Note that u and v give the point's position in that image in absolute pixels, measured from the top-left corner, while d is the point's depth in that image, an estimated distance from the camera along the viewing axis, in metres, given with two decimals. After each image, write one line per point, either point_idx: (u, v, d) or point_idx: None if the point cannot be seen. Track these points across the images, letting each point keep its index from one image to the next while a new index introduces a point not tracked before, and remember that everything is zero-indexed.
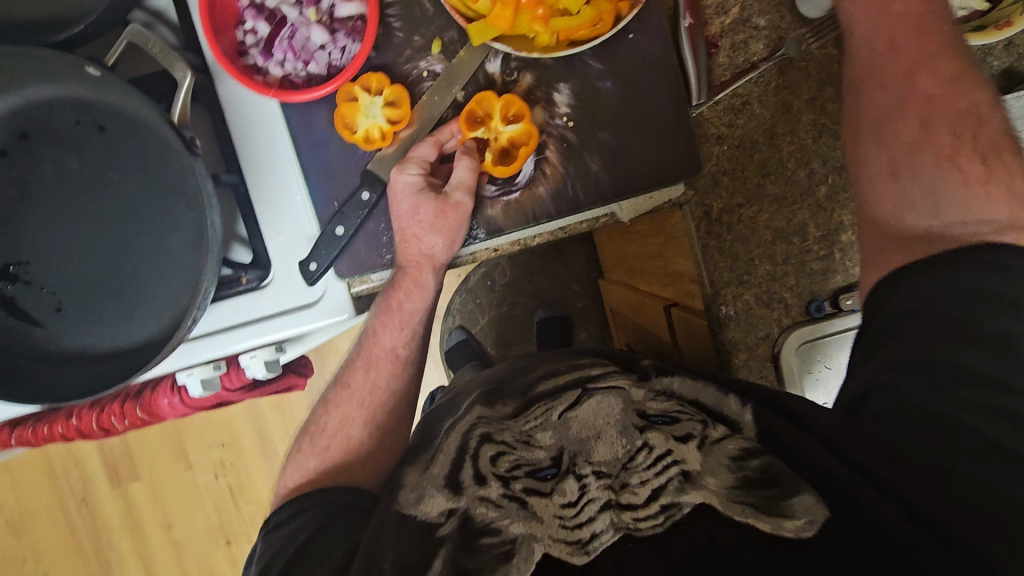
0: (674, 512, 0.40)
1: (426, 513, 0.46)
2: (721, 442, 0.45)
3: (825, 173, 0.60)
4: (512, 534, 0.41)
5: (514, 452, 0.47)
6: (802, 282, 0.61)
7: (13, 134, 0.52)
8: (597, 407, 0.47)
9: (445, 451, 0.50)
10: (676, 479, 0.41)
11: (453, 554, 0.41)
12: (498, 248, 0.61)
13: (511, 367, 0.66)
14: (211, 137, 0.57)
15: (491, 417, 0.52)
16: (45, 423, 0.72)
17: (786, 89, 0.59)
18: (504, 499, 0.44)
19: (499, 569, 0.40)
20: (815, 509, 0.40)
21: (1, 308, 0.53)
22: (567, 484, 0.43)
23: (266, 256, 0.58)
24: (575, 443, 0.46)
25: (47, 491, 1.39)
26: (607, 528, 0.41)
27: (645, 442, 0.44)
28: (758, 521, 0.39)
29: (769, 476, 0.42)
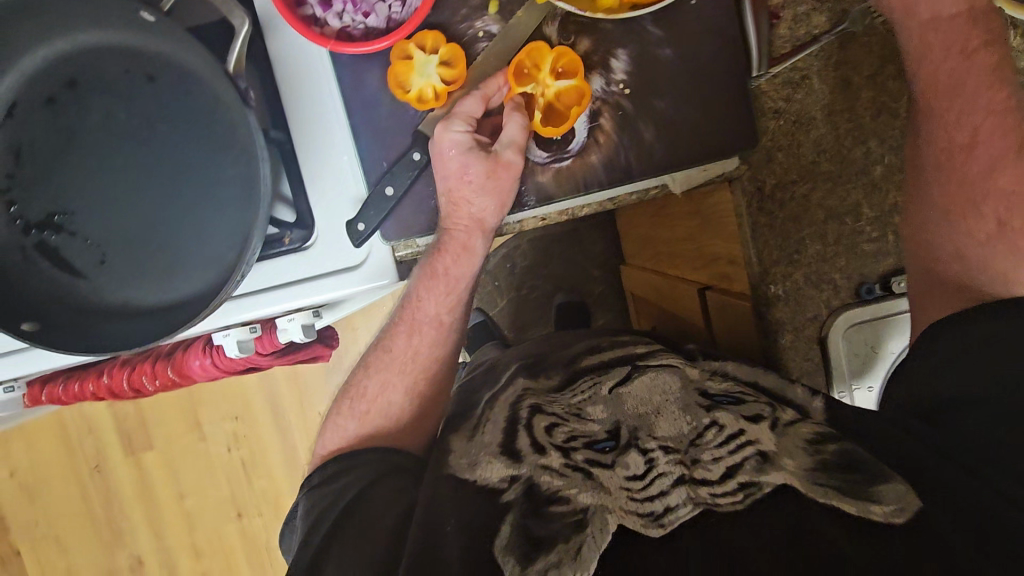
0: (754, 490, 0.46)
1: (487, 479, 0.51)
2: (796, 425, 0.52)
3: (882, 154, 0.63)
4: (583, 504, 0.46)
5: (567, 425, 0.54)
6: (852, 264, 0.64)
7: (61, 81, 0.51)
8: (654, 386, 0.56)
9: (495, 416, 0.57)
10: (754, 459, 0.47)
11: (523, 520, 0.47)
12: (546, 217, 0.65)
13: (538, 347, 0.74)
14: (260, 89, 0.55)
15: (538, 390, 0.60)
16: (76, 381, 0.72)
17: (847, 64, 0.61)
18: (566, 469, 0.49)
19: (572, 537, 0.45)
20: (908, 499, 0.45)
21: (44, 258, 0.52)
22: (631, 457, 0.49)
23: (311, 215, 0.57)
24: (632, 418, 0.53)
25: (59, 458, 1.38)
26: (684, 503, 0.45)
27: (712, 422, 0.51)
28: (840, 503, 0.45)
29: (851, 461, 0.48)
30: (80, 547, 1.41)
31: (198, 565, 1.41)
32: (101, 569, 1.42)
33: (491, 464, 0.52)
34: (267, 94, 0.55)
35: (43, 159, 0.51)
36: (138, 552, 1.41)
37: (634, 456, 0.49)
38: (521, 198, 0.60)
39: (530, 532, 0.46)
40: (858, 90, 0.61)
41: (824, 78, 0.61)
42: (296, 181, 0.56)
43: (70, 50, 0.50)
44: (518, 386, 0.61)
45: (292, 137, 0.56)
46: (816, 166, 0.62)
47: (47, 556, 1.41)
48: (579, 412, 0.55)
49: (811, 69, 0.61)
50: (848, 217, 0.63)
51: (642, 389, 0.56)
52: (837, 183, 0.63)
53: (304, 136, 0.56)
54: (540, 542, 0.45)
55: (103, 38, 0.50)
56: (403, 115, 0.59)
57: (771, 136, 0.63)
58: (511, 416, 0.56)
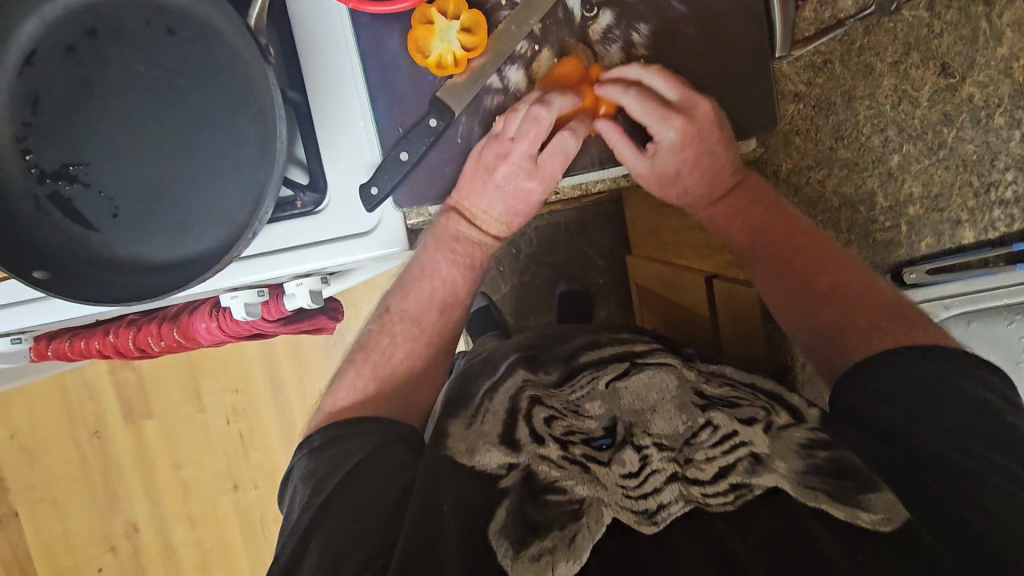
0: (746, 492, 0.45)
1: (486, 465, 0.51)
2: (788, 430, 0.50)
3: (900, 143, 0.70)
4: (579, 495, 0.46)
5: (565, 419, 0.55)
6: (866, 251, 0.75)
7: (81, 31, 0.51)
8: (651, 384, 0.57)
9: (495, 406, 0.58)
10: (747, 460, 0.47)
11: (519, 505, 0.46)
12: (560, 190, 0.68)
13: (535, 338, 0.76)
14: (279, 48, 0.55)
15: (537, 383, 0.61)
16: (82, 338, 0.74)
17: (873, 50, 0.66)
18: (564, 460, 0.49)
19: (568, 525, 0.44)
20: (896, 509, 0.43)
21: (57, 209, 0.52)
22: (626, 456, 0.49)
23: (323, 179, 0.57)
24: (629, 415, 0.54)
25: (60, 422, 1.39)
26: (676, 500, 0.45)
27: (707, 422, 0.51)
28: (834, 510, 0.43)
29: (841, 467, 0.45)
30: (76, 511, 1.41)
31: (192, 535, 1.41)
32: (95, 534, 1.42)
33: (489, 452, 0.52)
34: (285, 54, 0.55)
35: (60, 108, 0.51)
36: (134, 519, 1.41)
37: (629, 453, 0.49)
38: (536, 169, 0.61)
39: (526, 517, 0.45)
40: (881, 77, 0.68)
41: (846, 63, 0.67)
42: (310, 143, 0.56)
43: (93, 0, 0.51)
44: (518, 377, 0.62)
45: (308, 99, 0.56)
46: (833, 153, 0.71)
47: (42, 519, 1.41)
48: (577, 409, 0.57)
49: (835, 54, 0.66)
50: (863, 207, 0.74)
51: (639, 386, 0.57)
52: (855, 171, 0.72)
53: (320, 97, 0.56)
54: (534, 528, 0.44)
55: None
56: (422, 78, 0.60)
57: (790, 121, 0.69)
58: (512, 407, 0.57)
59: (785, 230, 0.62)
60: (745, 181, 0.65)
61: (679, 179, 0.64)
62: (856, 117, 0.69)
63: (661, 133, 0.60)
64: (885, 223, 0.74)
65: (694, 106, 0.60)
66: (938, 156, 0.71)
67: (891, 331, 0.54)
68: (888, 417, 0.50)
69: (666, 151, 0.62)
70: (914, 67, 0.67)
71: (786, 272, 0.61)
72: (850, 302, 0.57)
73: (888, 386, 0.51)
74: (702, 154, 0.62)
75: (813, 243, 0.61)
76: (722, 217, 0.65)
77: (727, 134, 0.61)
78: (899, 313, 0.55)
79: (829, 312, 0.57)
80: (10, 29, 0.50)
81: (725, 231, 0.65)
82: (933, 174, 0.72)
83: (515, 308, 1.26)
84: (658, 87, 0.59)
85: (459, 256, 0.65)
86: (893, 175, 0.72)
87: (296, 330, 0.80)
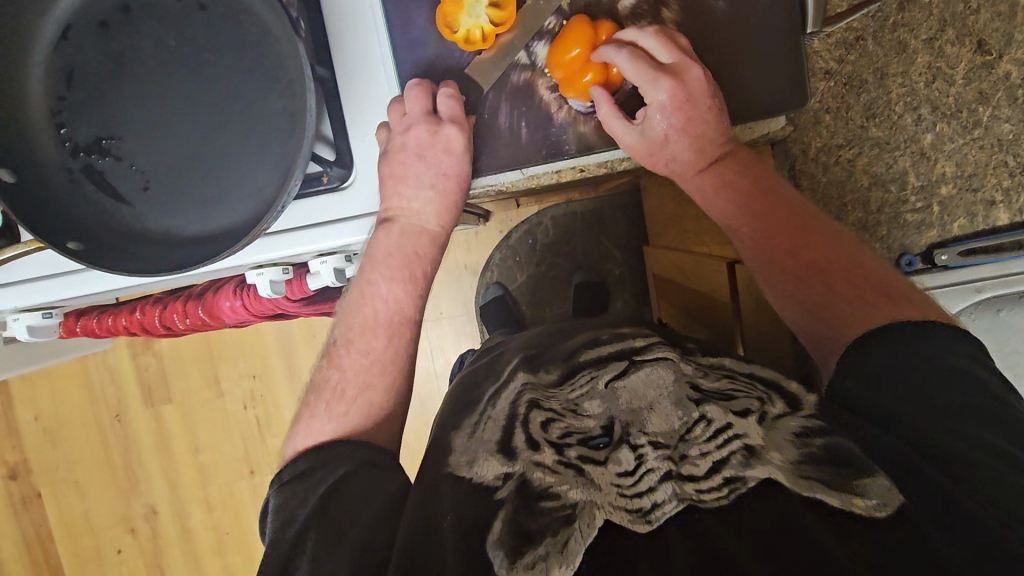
0: (740, 485, 0.41)
1: (482, 477, 0.48)
2: (785, 418, 0.47)
3: (932, 122, 0.74)
4: (572, 500, 0.43)
5: (564, 420, 0.51)
6: (893, 233, 0.77)
7: (115, 6, 0.51)
8: (649, 380, 0.51)
9: (495, 415, 0.54)
10: (740, 452, 0.43)
11: (513, 516, 0.43)
12: (585, 167, 0.66)
13: (546, 335, 0.75)
14: (310, 22, 0.55)
15: (536, 384, 0.57)
16: (111, 315, 0.76)
17: (904, 27, 0.73)
18: (558, 466, 0.46)
19: (561, 532, 0.41)
20: (892, 493, 0.41)
21: (90, 182, 0.53)
22: (622, 454, 0.45)
23: (350, 155, 0.58)
24: (625, 413, 0.49)
25: (83, 404, 1.42)
26: (669, 500, 0.41)
27: (701, 416, 0.46)
28: (827, 497, 0.40)
29: (839, 456, 0.43)
30: (97, 493, 1.44)
31: (209, 518, 1.43)
32: (115, 516, 1.45)
33: (486, 462, 0.49)
34: (313, 31, 0.55)
35: (95, 84, 0.52)
36: (153, 501, 1.44)
37: (625, 452, 0.45)
38: (562, 145, 0.61)
39: (521, 526, 0.42)
40: (913, 54, 0.73)
41: (879, 41, 0.73)
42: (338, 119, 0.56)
43: None
44: (519, 382, 0.58)
45: (336, 77, 0.57)
46: (864, 131, 0.76)
47: (64, 500, 1.44)
48: (577, 408, 0.52)
49: (866, 31, 0.73)
50: (893, 186, 0.76)
51: (637, 384, 0.52)
52: (884, 151, 0.76)
53: (348, 76, 0.57)
54: (529, 536, 0.42)
55: None
56: (449, 54, 0.59)
57: (820, 99, 0.76)
58: (510, 413, 0.53)
59: (770, 203, 0.61)
60: (735, 151, 0.62)
61: (669, 147, 0.60)
62: (888, 95, 0.75)
63: (653, 94, 0.58)
64: (916, 204, 0.76)
65: (686, 71, 0.57)
66: (973, 136, 0.74)
67: (875, 305, 0.54)
68: (890, 404, 0.49)
69: (655, 117, 0.59)
70: (948, 44, 0.73)
71: (778, 253, 0.59)
72: (835, 274, 0.57)
73: (894, 375, 0.50)
74: (691, 120, 0.59)
75: (801, 216, 0.60)
76: (711, 186, 0.62)
77: (718, 102, 0.59)
78: (884, 289, 0.55)
79: (813, 284, 0.57)
80: (48, 4, 0.51)
81: (713, 204, 0.63)
82: (968, 155, 0.74)
83: (531, 297, 1.26)
84: (651, 49, 0.58)
85: (396, 272, 0.60)
86: (926, 154, 0.75)
87: (316, 312, 0.81)
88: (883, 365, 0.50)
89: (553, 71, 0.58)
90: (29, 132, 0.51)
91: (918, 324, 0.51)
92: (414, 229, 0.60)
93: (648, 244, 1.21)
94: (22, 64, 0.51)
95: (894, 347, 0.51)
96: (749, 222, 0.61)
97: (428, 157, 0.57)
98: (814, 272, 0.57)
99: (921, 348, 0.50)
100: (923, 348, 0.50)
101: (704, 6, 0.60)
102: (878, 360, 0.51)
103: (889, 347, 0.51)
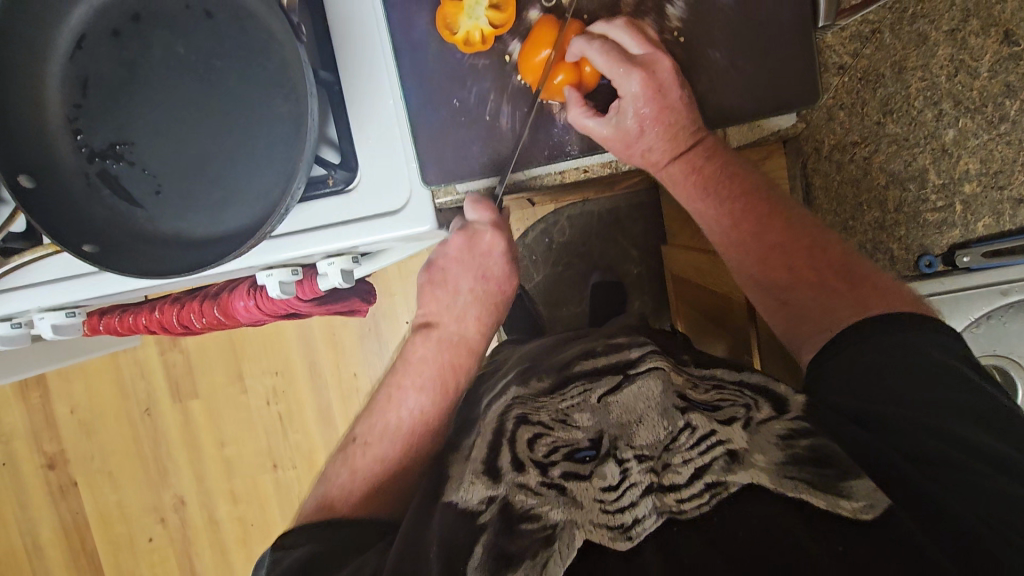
0: (721, 490, 0.44)
1: (468, 501, 0.51)
2: (768, 423, 0.50)
3: (954, 118, 0.71)
4: (552, 520, 0.46)
5: (552, 435, 0.53)
6: (912, 233, 0.74)
7: (125, 16, 0.53)
8: (638, 394, 0.53)
9: (484, 432, 0.58)
10: (722, 459, 0.46)
11: (495, 540, 0.46)
12: (589, 168, 0.69)
13: (542, 348, 0.78)
14: (314, 28, 0.56)
15: (526, 397, 0.61)
16: (131, 314, 0.79)
17: (924, 18, 0.69)
18: (541, 488, 0.49)
19: (541, 552, 0.44)
20: (877, 495, 0.44)
21: (106, 187, 0.55)
22: (608, 468, 0.48)
23: (354, 158, 0.58)
24: (614, 428, 0.52)
25: (115, 398, 1.47)
26: (649, 514, 0.44)
27: (685, 425, 0.49)
28: (813, 498, 0.43)
29: (819, 457, 0.46)
30: (129, 482, 1.50)
31: (235, 510, 1.47)
32: (146, 505, 1.50)
33: (472, 486, 0.52)
34: (318, 34, 0.56)
35: (108, 92, 0.53)
36: (181, 492, 1.48)
37: (611, 466, 0.48)
38: (565, 146, 0.62)
39: (502, 549, 0.46)
40: (934, 47, 0.70)
41: (897, 33, 0.70)
42: (342, 123, 0.57)
43: None
44: (509, 395, 0.62)
45: (341, 81, 0.57)
46: (881, 128, 0.73)
47: (99, 489, 1.50)
48: (566, 419, 0.55)
49: (883, 24, 0.70)
50: (912, 183, 0.73)
51: (628, 398, 0.54)
52: (902, 148, 0.73)
53: (352, 76, 0.56)
54: (509, 559, 0.45)
55: None
56: (451, 56, 0.61)
57: (834, 94, 0.73)
58: (498, 429, 0.56)
59: (740, 192, 0.62)
60: (703, 138, 0.61)
61: (644, 138, 0.60)
62: (907, 90, 0.71)
63: (624, 86, 0.58)
64: (937, 202, 0.73)
65: (655, 62, 0.58)
66: (999, 131, 0.71)
67: (841, 290, 0.58)
68: (863, 404, 0.52)
69: (628, 108, 0.58)
70: (973, 35, 0.69)
71: (759, 256, 0.61)
72: (800, 257, 0.60)
73: (878, 380, 0.52)
74: (664, 111, 0.58)
75: (770, 202, 0.62)
76: (680, 174, 0.62)
77: (688, 92, 0.59)
78: (847, 271, 0.58)
79: (781, 270, 0.60)
80: (63, 15, 0.52)
81: (681, 188, 0.63)
82: (994, 151, 0.71)
83: (547, 298, 1.25)
84: (624, 43, 0.59)
85: (424, 383, 0.66)
86: (947, 151, 0.72)
87: (329, 311, 0.83)
88: (864, 368, 0.53)
89: (528, 78, 0.60)
90: (46, 139, 0.54)
91: (887, 313, 0.54)
92: (453, 338, 0.68)
93: (665, 245, 1.19)
94: (40, 72, 0.53)
95: (867, 339, 0.54)
96: (720, 210, 0.62)
97: (465, 264, 0.65)
98: (789, 273, 0.60)
99: (894, 338, 0.53)
100: (899, 350, 0.52)
101: (711, 4, 0.59)
102: (847, 358, 0.54)
103: (863, 347, 0.54)
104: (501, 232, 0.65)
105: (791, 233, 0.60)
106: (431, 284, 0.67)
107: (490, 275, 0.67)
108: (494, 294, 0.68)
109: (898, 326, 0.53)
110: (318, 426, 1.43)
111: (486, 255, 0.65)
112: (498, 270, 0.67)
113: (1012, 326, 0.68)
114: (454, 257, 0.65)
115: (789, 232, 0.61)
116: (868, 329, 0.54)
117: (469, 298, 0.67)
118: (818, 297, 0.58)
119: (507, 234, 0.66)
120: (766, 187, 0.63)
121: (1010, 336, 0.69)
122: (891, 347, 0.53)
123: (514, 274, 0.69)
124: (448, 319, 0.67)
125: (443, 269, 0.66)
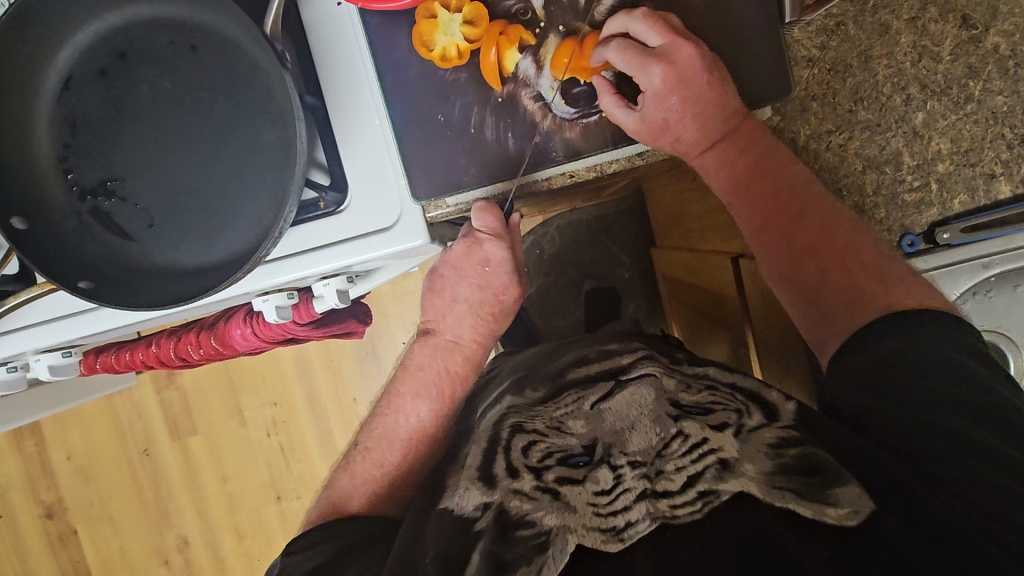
0: (713, 497, 0.44)
1: (463, 508, 0.52)
2: (760, 431, 0.50)
3: (922, 101, 0.74)
4: (546, 526, 0.46)
5: (547, 440, 0.54)
6: (894, 215, 0.75)
7: (113, 54, 0.54)
8: (632, 401, 0.53)
9: (481, 441, 0.59)
10: (714, 467, 0.45)
11: (489, 547, 0.46)
12: (575, 173, 0.68)
13: (539, 356, 0.78)
14: (298, 61, 0.58)
15: (520, 407, 0.61)
16: (129, 350, 0.79)
17: (885, 10, 0.73)
18: (536, 491, 0.49)
19: (534, 559, 0.44)
20: (862, 501, 0.43)
21: (99, 224, 0.55)
22: (600, 473, 0.48)
23: (344, 179, 0.59)
24: (608, 435, 0.51)
25: (113, 439, 1.45)
26: (643, 518, 0.44)
27: (678, 432, 0.49)
28: (800, 506, 0.42)
29: (809, 465, 0.45)
30: (131, 526, 1.47)
31: (239, 546, 1.44)
32: (148, 548, 1.47)
33: (467, 492, 0.53)
34: (301, 60, 0.57)
35: (97, 130, 0.54)
36: (184, 531, 1.45)
37: (603, 471, 0.48)
38: (550, 152, 0.63)
39: (498, 557, 0.45)
40: (896, 36, 0.73)
41: (861, 24, 0.73)
42: (331, 144, 0.58)
43: (120, 25, 0.54)
44: (504, 405, 0.63)
45: (326, 103, 0.58)
46: (854, 116, 0.75)
47: (100, 534, 1.47)
48: (560, 426, 0.55)
49: (846, 16, 0.73)
50: (889, 166, 0.75)
51: (621, 404, 0.54)
52: (876, 133, 0.75)
53: (336, 99, 0.58)
54: (503, 566, 0.44)
55: (152, 13, 0.54)
56: (433, 73, 0.63)
57: (806, 85, 0.75)
58: (493, 439, 0.57)
59: (779, 186, 0.62)
60: (740, 125, 0.63)
61: (667, 130, 0.63)
62: (875, 77, 0.74)
63: (646, 81, 0.60)
64: (913, 182, 0.74)
65: (677, 51, 0.59)
66: (966, 112, 0.73)
67: (873, 291, 0.56)
68: (866, 404, 0.52)
69: (654, 101, 0.61)
70: (931, 22, 0.72)
71: (789, 241, 0.61)
72: (831, 257, 0.59)
73: (896, 379, 0.51)
74: (687, 101, 0.61)
75: (805, 198, 0.62)
76: (712, 165, 0.65)
77: (715, 79, 0.61)
78: (882, 273, 0.57)
79: (815, 267, 0.59)
80: (50, 58, 0.53)
81: (714, 178, 0.66)
82: (963, 130, 0.73)
83: (541, 309, 1.25)
84: (643, 32, 0.60)
85: (423, 389, 0.68)
86: (919, 133, 0.74)
87: (326, 334, 0.83)
88: (870, 368, 0.52)
89: (495, 85, 0.62)
90: (38, 180, 0.54)
91: (920, 312, 0.53)
92: (448, 344, 0.68)
93: (655, 248, 1.20)
94: (30, 115, 0.54)
95: (883, 339, 0.53)
96: (749, 202, 0.64)
97: (465, 273, 0.65)
98: (827, 266, 0.59)
99: (915, 336, 0.52)
100: (920, 346, 0.51)
101: (679, 10, 0.63)
102: (866, 359, 0.53)
103: (876, 352, 0.53)
104: (503, 243, 0.63)
105: (826, 224, 0.60)
106: (432, 291, 0.67)
107: (488, 284, 0.65)
108: (491, 304, 0.66)
109: (928, 324, 0.52)
110: (321, 454, 1.41)
111: (484, 265, 0.64)
112: (497, 281, 0.65)
113: (998, 302, 0.71)
114: (451, 264, 0.64)
115: (818, 226, 0.60)
116: (877, 327, 0.54)
117: (464, 308, 0.66)
118: (860, 291, 0.56)
119: (509, 244, 0.64)
120: (797, 174, 0.63)
121: (998, 308, 0.71)
122: (905, 351, 0.52)
123: (515, 283, 0.67)
124: (447, 329, 0.67)
125: (443, 276, 0.66)
